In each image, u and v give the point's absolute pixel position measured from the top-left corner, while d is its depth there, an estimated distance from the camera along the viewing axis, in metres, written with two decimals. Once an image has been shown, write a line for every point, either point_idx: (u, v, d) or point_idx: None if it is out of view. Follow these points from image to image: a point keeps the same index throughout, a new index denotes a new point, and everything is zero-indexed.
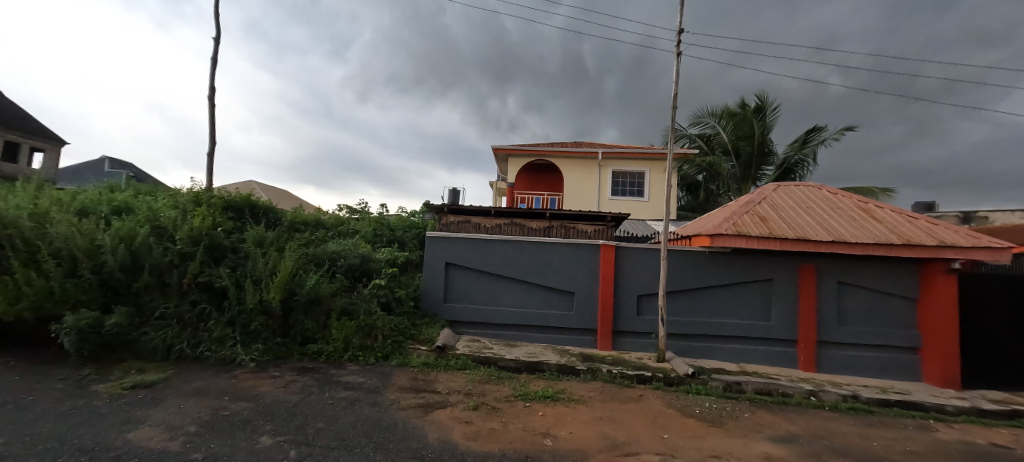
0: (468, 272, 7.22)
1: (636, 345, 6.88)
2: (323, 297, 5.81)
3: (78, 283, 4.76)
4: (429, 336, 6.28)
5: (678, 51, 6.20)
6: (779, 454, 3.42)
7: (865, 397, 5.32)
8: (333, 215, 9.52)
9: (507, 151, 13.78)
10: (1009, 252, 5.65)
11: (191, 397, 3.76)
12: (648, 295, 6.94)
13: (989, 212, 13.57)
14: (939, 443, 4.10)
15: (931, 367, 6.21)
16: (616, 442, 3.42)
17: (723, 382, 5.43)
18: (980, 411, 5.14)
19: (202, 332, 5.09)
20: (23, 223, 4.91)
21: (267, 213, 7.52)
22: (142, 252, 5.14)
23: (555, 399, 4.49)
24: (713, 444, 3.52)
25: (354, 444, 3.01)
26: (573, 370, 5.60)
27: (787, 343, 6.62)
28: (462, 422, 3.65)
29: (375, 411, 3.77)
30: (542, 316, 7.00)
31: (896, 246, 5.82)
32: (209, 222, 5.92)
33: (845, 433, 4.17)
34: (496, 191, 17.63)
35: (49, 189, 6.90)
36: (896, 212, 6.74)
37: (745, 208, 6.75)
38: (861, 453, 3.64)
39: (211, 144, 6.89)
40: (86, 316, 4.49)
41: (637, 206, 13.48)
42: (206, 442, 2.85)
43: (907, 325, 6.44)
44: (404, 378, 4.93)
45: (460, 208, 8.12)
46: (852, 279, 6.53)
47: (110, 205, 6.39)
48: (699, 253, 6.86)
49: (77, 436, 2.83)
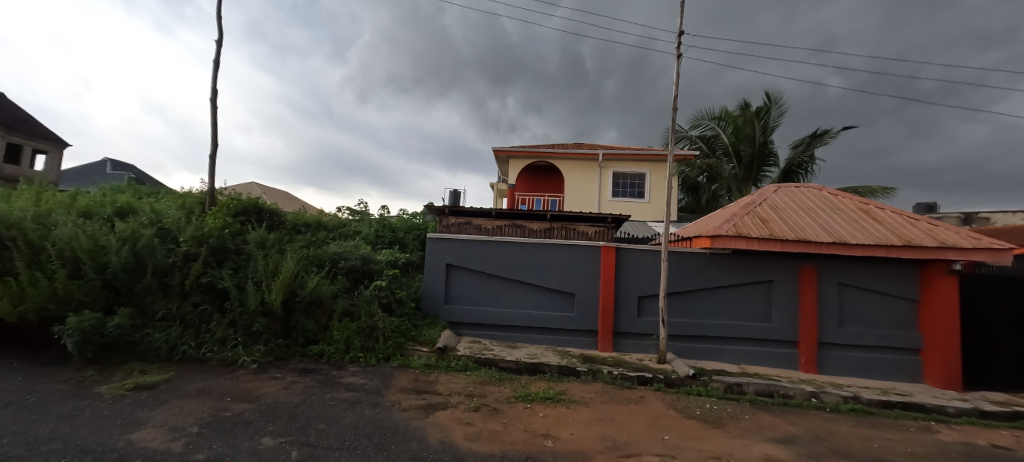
0: (468, 273, 7.24)
1: (636, 346, 6.89)
2: (324, 298, 5.83)
3: (81, 285, 4.78)
4: (430, 337, 6.29)
5: (678, 53, 6.23)
6: (779, 455, 3.43)
7: (866, 399, 5.32)
8: (334, 216, 9.54)
9: (507, 152, 13.80)
10: (1010, 252, 5.65)
11: (193, 398, 3.78)
12: (648, 296, 6.94)
13: (991, 213, 13.56)
14: (941, 445, 4.09)
15: (932, 368, 6.21)
16: (617, 443, 3.42)
17: (724, 383, 5.43)
18: (981, 412, 5.14)
19: (204, 333, 5.11)
20: (27, 224, 4.94)
21: (269, 214, 7.54)
22: (145, 254, 5.17)
23: (556, 400, 4.50)
24: (713, 445, 3.53)
25: (355, 445, 3.02)
26: (573, 372, 5.60)
27: (788, 344, 6.61)
28: (463, 423, 3.66)
29: (376, 412, 3.79)
30: (543, 317, 7.00)
31: (897, 247, 5.82)
32: (212, 224, 5.95)
33: (845, 434, 4.18)
34: (496, 192, 17.64)
35: (51, 191, 6.94)
36: (897, 213, 6.75)
37: (746, 209, 6.75)
38: (862, 455, 3.63)
39: (214, 146, 6.92)
40: (89, 317, 4.52)
41: (638, 208, 13.48)
42: (208, 443, 2.86)
43: (908, 326, 6.44)
44: (405, 379, 4.93)
45: (460, 210, 8.14)
46: (853, 280, 6.53)
47: (113, 207, 6.42)
48: (699, 254, 6.87)
49: (81, 436, 2.85)
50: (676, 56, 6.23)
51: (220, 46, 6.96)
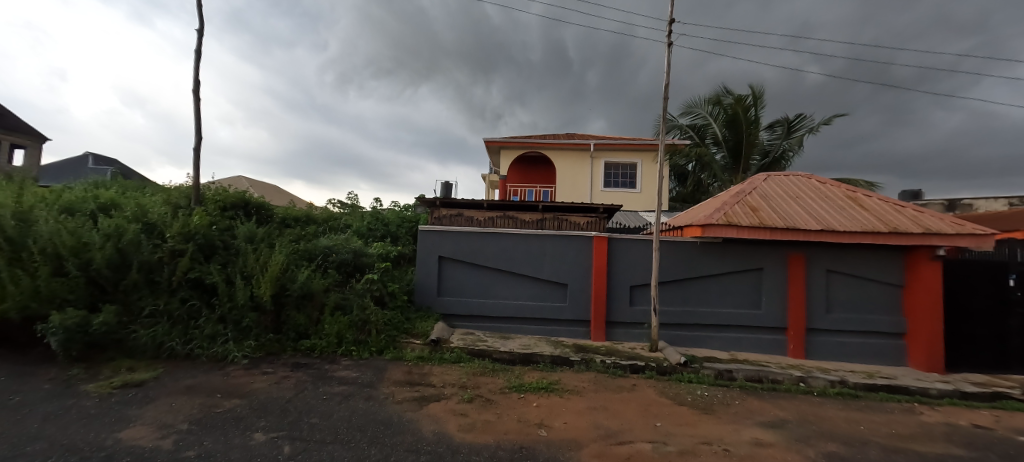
0: (461, 266, 7.22)
1: (628, 335, 6.93)
2: (315, 292, 5.78)
3: (65, 282, 4.68)
4: (423, 330, 6.27)
5: (669, 40, 6.19)
6: (769, 439, 3.48)
7: (852, 382, 5.43)
8: (323, 208, 9.42)
9: (499, 143, 13.73)
10: (992, 238, 5.77)
11: (183, 396, 3.72)
12: (640, 285, 6.98)
13: (974, 200, 14.08)
14: (925, 426, 4.20)
15: (917, 352, 6.33)
16: (610, 431, 3.45)
17: (714, 370, 5.51)
18: (962, 394, 5.29)
19: (192, 330, 5.05)
20: (5, 221, 4.79)
21: (260, 209, 7.40)
22: (129, 250, 5.06)
23: (550, 390, 4.52)
24: (705, 431, 3.58)
25: (349, 438, 3.01)
26: (567, 362, 5.63)
27: (777, 331, 6.73)
28: (457, 415, 3.66)
29: (370, 406, 3.78)
30: (536, 308, 7.03)
31: (883, 234, 5.92)
32: (199, 219, 5.82)
33: (833, 418, 4.25)
34: (489, 183, 17.53)
35: (31, 186, 6.76)
36: (883, 201, 6.84)
37: (736, 197, 6.80)
38: (848, 438, 3.71)
39: (198, 139, 6.76)
40: (73, 314, 4.41)
41: (630, 198, 13.55)
42: (199, 440, 2.83)
43: (892, 311, 6.58)
44: (398, 372, 4.93)
45: (452, 201, 8.13)
46: (839, 267, 6.63)
47: (97, 202, 6.26)
48: (690, 244, 6.93)
49: (66, 436, 2.80)
50: (667, 45, 6.20)
51: (202, 38, 6.76)
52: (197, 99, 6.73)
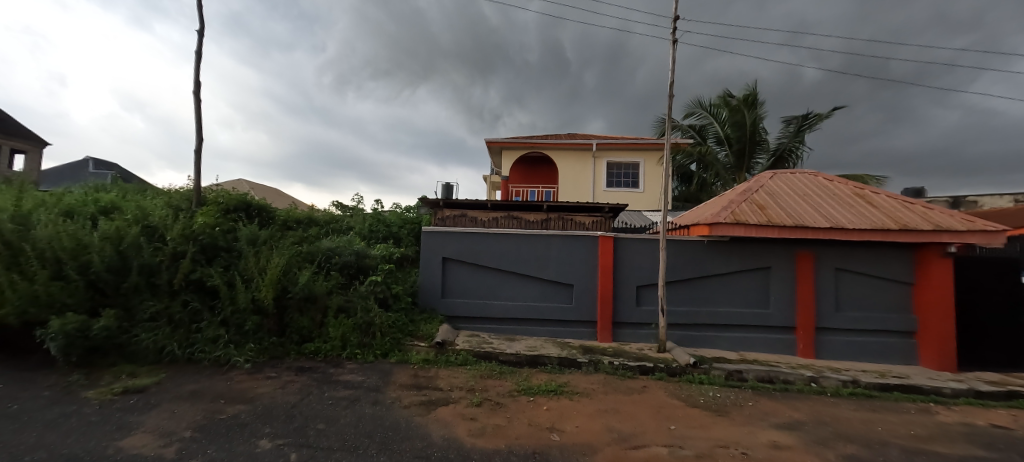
0: (465, 267, 7.14)
1: (635, 336, 6.84)
2: (318, 295, 5.69)
3: (65, 287, 4.61)
4: (428, 332, 6.18)
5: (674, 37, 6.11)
6: (786, 442, 3.39)
7: (865, 382, 5.33)
8: (325, 210, 9.34)
9: (501, 144, 13.66)
10: (1003, 235, 5.69)
11: (185, 402, 3.64)
12: (647, 285, 6.90)
13: (978, 198, 14.01)
14: (943, 426, 4.11)
15: (928, 350, 6.23)
16: (623, 435, 3.36)
17: (725, 371, 5.42)
18: (977, 393, 5.20)
19: (194, 334, 4.97)
20: (4, 225, 4.71)
21: (262, 211, 7.32)
22: (130, 253, 4.99)
23: (559, 392, 4.44)
24: (720, 434, 3.49)
25: (357, 445, 2.93)
26: (574, 363, 5.54)
27: (786, 331, 6.65)
28: (466, 419, 3.58)
29: (377, 410, 3.70)
30: (542, 308, 6.94)
31: (893, 232, 5.84)
32: (201, 221, 5.75)
33: (848, 419, 4.17)
34: (490, 184, 17.47)
35: (30, 190, 6.68)
36: (891, 198, 6.75)
37: (743, 195, 6.71)
38: (867, 439, 3.62)
39: (199, 141, 6.69)
40: (73, 319, 4.34)
41: (633, 198, 13.47)
42: (202, 448, 2.75)
43: (903, 309, 6.49)
44: (404, 376, 4.84)
45: (455, 202, 8.06)
46: (848, 265, 6.54)
47: (97, 205, 6.18)
48: (697, 243, 6.84)
49: (66, 445, 2.71)
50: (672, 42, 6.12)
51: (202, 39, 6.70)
52: (198, 101, 6.66)
